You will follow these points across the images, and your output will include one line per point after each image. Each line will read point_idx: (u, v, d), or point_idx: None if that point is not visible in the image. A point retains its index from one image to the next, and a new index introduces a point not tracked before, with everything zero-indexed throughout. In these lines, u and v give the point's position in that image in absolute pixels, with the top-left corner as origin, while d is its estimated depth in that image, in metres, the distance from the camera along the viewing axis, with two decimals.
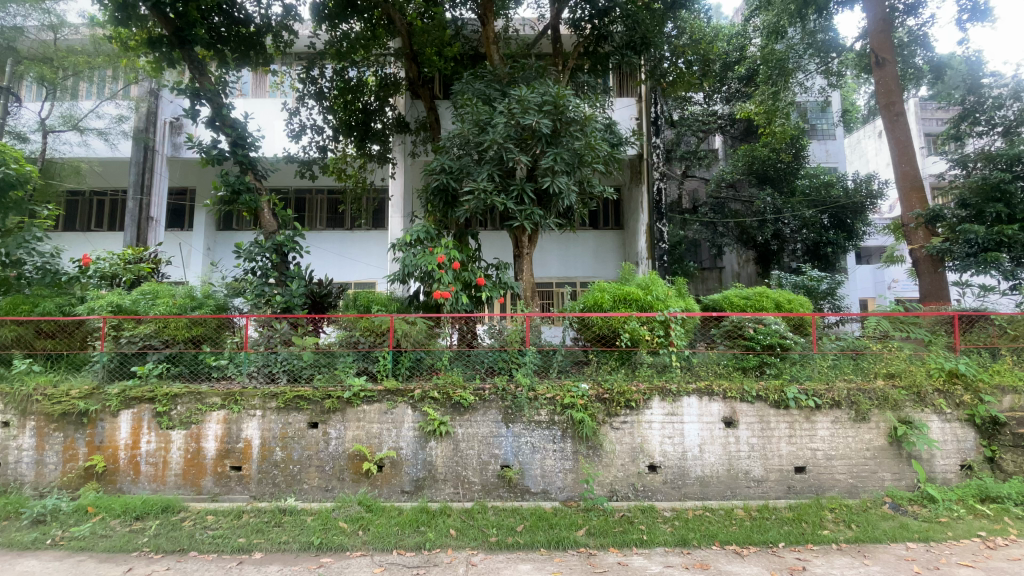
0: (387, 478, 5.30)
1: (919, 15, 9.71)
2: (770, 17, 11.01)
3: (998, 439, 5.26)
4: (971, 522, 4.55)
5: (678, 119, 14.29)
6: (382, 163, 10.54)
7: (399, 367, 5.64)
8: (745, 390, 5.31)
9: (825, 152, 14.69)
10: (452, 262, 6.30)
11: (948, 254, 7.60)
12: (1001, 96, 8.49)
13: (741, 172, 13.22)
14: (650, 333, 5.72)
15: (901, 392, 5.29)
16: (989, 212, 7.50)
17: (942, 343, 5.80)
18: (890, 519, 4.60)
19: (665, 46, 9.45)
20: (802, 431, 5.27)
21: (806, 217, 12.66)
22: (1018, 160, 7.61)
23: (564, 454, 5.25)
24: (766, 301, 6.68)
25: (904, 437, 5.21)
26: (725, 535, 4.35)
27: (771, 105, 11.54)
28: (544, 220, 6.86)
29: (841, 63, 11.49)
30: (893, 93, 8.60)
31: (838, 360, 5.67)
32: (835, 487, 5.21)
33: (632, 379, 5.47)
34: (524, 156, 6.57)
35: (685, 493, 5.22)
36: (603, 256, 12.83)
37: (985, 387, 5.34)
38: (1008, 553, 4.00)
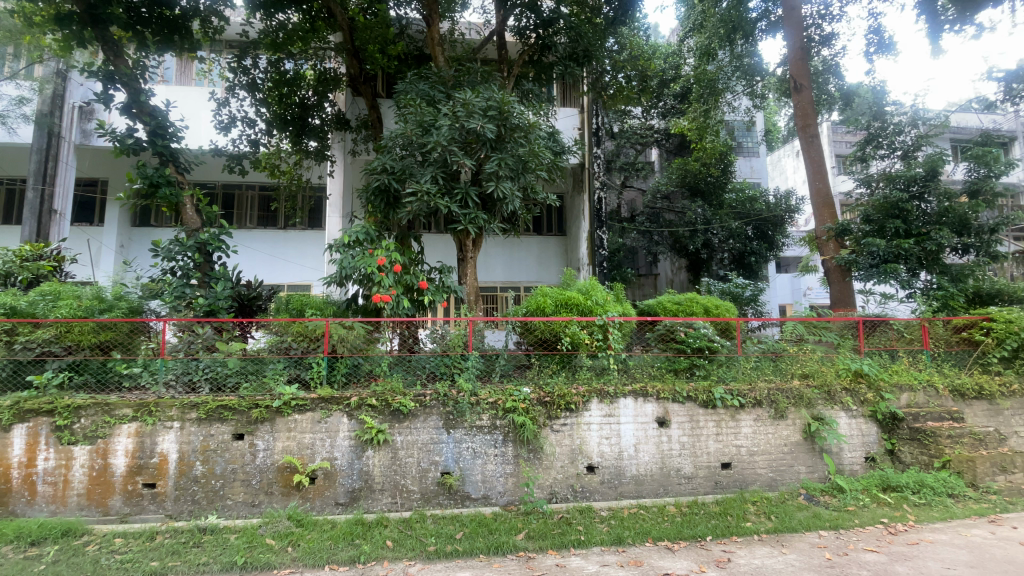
0: (319, 490, 5.04)
1: (830, 47, 10.77)
2: (703, 40, 11.94)
3: (897, 433, 5.83)
4: (874, 509, 4.97)
5: (618, 131, 14.82)
6: (320, 161, 10.12)
7: (335, 374, 5.39)
8: (676, 391, 5.56)
9: (749, 168, 15.78)
10: (392, 265, 6.13)
11: (854, 264, 8.45)
12: (902, 123, 9.56)
13: (675, 184, 14.01)
14: (589, 337, 5.87)
15: (813, 391, 5.77)
16: (889, 228, 8.35)
17: (849, 345, 6.40)
18: (804, 509, 4.97)
19: (607, 61, 9.88)
20: (728, 429, 5.59)
21: (732, 228, 13.56)
22: (913, 181, 8.57)
23: (505, 459, 5.24)
24: (696, 306, 7.07)
25: (817, 433, 5.68)
26: (658, 532, 4.50)
27: (702, 121, 12.38)
28: (488, 224, 6.83)
29: (765, 86, 12.47)
30: (809, 117, 9.44)
31: (759, 361, 6.09)
32: (756, 481, 5.58)
33: (572, 382, 5.56)
34: (469, 160, 6.56)
35: (621, 492, 5.38)
36: (546, 261, 13.04)
37: (885, 385, 5.96)
38: (907, 537, 4.37)
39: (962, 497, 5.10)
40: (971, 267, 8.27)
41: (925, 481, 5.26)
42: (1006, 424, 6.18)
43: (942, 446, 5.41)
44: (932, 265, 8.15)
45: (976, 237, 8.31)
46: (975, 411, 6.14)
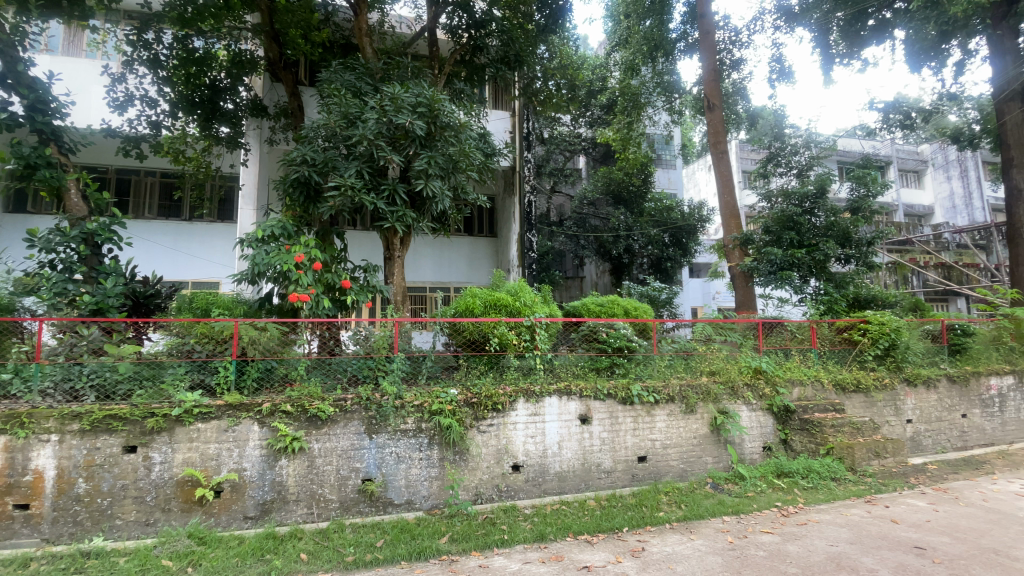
0: (225, 504, 4.65)
1: (739, 72, 11.72)
2: (628, 55, 12.59)
3: (790, 423, 6.46)
4: (770, 494, 5.44)
5: (548, 136, 15.08)
6: (233, 148, 9.40)
7: (245, 379, 5.01)
8: (598, 389, 5.76)
9: (667, 179, 16.74)
10: (312, 263, 5.81)
11: (755, 271, 9.30)
12: (798, 145, 10.63)
13: (600, 191, 14.60)
14: (517, 338, 5.94)
15: (719, 386, 6.22)
16: (785, 238, 9.28)
17: (750, 345, 6.97)
18: (711, 497, 5.35)
19: (537, 67, 10.13)
20: (644, 424, 5.89)
21: (650, 236, 14.35)
22: (806, 198, 9.58)
23: (430, 462, 5.14)
24: (617, 308, 7.40)
25: (722, 425, 6.13)
26: (578, 526, 4.63)
27: (624, 134, 12.99)
28: (417, 223, 6.67)
29: (681, 103, 13.41)
30: (719, 135, 10.22)
31: (673, 360, 6.50)
32: (669, 472, 5.92)
33: (499, 383, 5.58)
34: (397, 156, 6.39)
35: (545, 489, 5.48)
36: (477, 262, 13.03)
37: (780, 381, 6.58)
38: (797, 518, 4.83)
39: (843, 480, 5.71)
40: (851, 275, 9.34)
41: (812, 466, 5.86)
42: (878, 414, 7.02)
43: (826, 434, 6.06)
44: (821, 273, 9.12)
45: (856, 248, 9.37)
46: (854, 402, 6.92)
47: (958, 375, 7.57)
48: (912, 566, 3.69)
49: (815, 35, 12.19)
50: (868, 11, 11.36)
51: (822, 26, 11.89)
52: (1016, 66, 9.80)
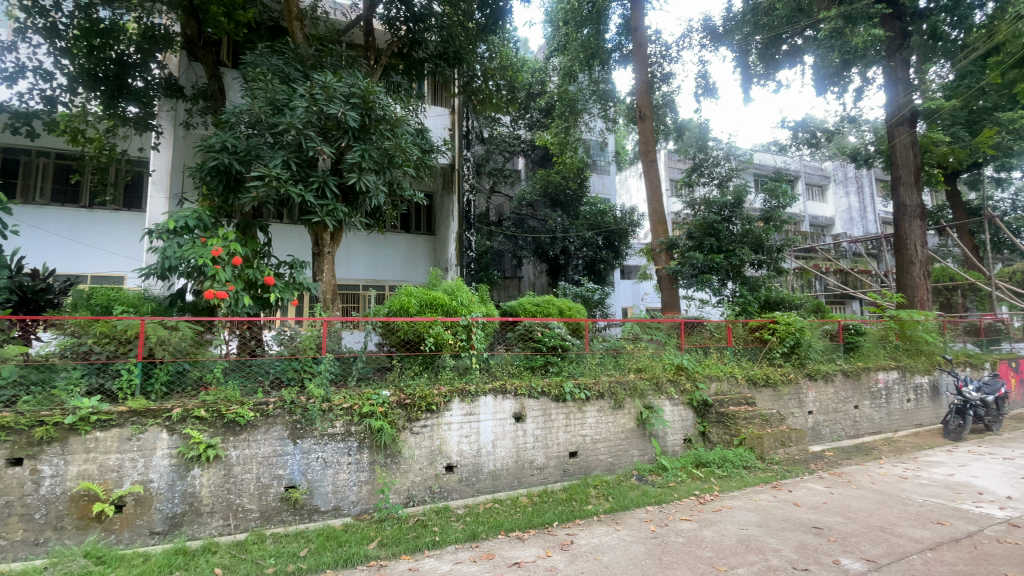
0: (129, 519, 4.24)
1: (669, 85, 12.35)
2: (566, 61, 12.93)
3: (708, 416, 6.90)
4: (689, 483, 5.78)
5: (487, 136, 15.13)
6: (142, 131, 8.54)
7: (153, 383, 4.62)
8: (532, 387, 5.84)
9: (602, 185, 17.31)
10: (231, 257, 5.43)
11: (679, 274, 9.88)
12: (719, 157, 11.45)
13: (538, 193, 14.83)
14: (453, 338, 5.89)
15: (644, 382, 6.53)
16: (706, 243, 9.92)
17: (673, 343, 7.37)
18: (636, 489, 5.60)
19: (477, 66, 10.09)
20: (575, 420, 6.04)
21: (586, 238, 14.75)
22: (724, 207, 10.28)
23: (360, 466, 4.97)
24: (552, 308, 7.54)
25: (647, 420, 6.43)
26: (510, 524, 4.67)
27: (562, 138, 13.53)
28: (349, 217, 6.42)
29: (615, 112, 13.96)
30: (650, 144, 10.74)
31: (603, 357, 6.73)
32: (598, 466, 6.12)
33: (434, 383, 5.51)
34: (328, 147, 6.13)
35: (478, 489, 5.47)
36: (413, 260, 12.79)
37: (699, 376, 7.01)
38: (713, 504, 5.17)
39: (753, 467, 6.19)
40: (763, 279, 10.14)
41: (727, 456, 6.30)
42: (785, 406, 7.67)
43: (739, 426, 6.56)
44: (736, 277, 9.86)
45: (768, 255, 10.14)
46: (764, 396, 7.51)
47: (851, 370, 8.43)
48: (810, 544, 4.05)
49: (736, 56, 13.13)
50: (782, 37, 12.35)
51: (742, 47, 12.84)
52: (906, 93, 11.11)
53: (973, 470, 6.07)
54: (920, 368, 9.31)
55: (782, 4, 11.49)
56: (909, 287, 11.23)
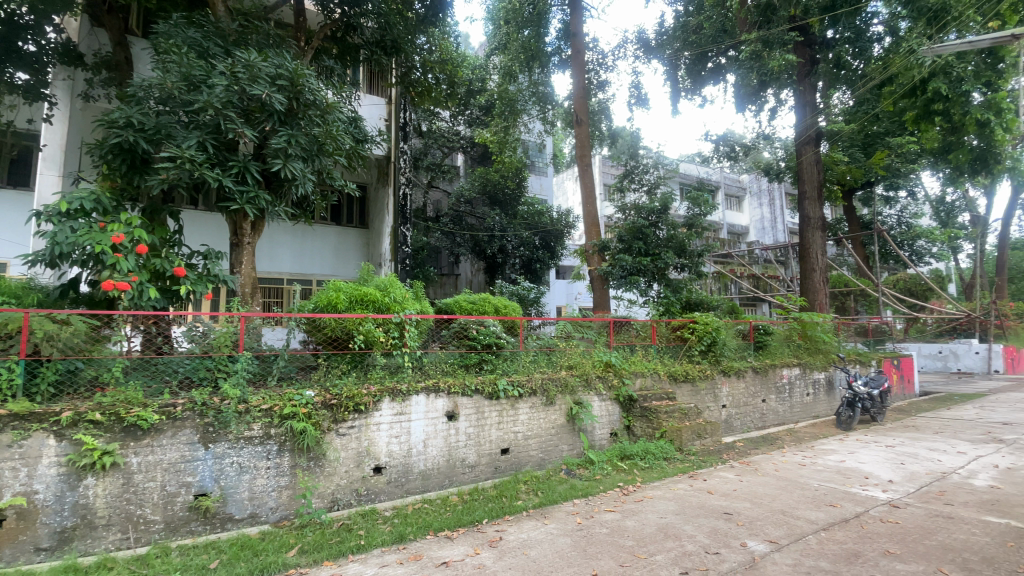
0: (6, 537, 3.74)
1: (605, 92, 12.76)
2: (506, 60, 13.02)
3: (632, 411, 7.22)
4: (614, 476, 6.02)
5: (425, 130, 14.85)
6: (33, 101, 7.51)
7: (38, 383, 4.11)
8: (466, 385, 5.81)
9: (539, 186, 17.52)
10: (135, 245, 4.94)
11: (610, 275, 10.28)
12: (648, 165, 12.08)
13: (476, 191, 14.75)
14: (385, 335, 5.66)
15: (575, 379, 6.71)
16: (634, 246, 10.38)
17: (603, 341, 7.67)
18: (564, 482, 5.75)
19: (415, 57, 9.82)
20: (508, 417, 6.08)
21: (523, 237, 14.86)
22: (652, 213, 10.79)
23: (280, 471, 4.69)
24: (488, 306, 7.50)
25: (576, 415, 6.62)
26: (439, 524, 4.61)
27: (502, 137, 13.59)
28: (272, 206, 6.04)
29: (554, 115, 14.24)
30: (585, 148, 11.04)
31: (537, 355, 6.85)
32: (529, 462, 6.22)
33: (363, 382, 5.32)
34: (250, 130, 5.74)
35: (408, 489, 5.36)
36: (343, 254, 12.30)
37: (626, 373, 7.33)
38: (636, 495, 5.41)
39: (673, 458, 6.56)
40: (685, 282, 10.75)
41: (649, 448, 6.63)
42: (702, 400, 8.19)
43: (660, 419, 6.94)
44: (661, 279, 10.42)
45: (690, 258, 10.72)
46: (683, 391, 7.97)
47: (760, 367, 9.16)
48: (721, 529, 4.35)
49: (667, 70, 13.83)
50: (708, 55, 13.18)
51: (673, 62, 13.57)
52: (812, 116, 12.22)
53: (860, 456, 6.80)
54: (818, 365, 10.31)
55: (708, 24, 12.48)
56: (811, 292, 12.37)
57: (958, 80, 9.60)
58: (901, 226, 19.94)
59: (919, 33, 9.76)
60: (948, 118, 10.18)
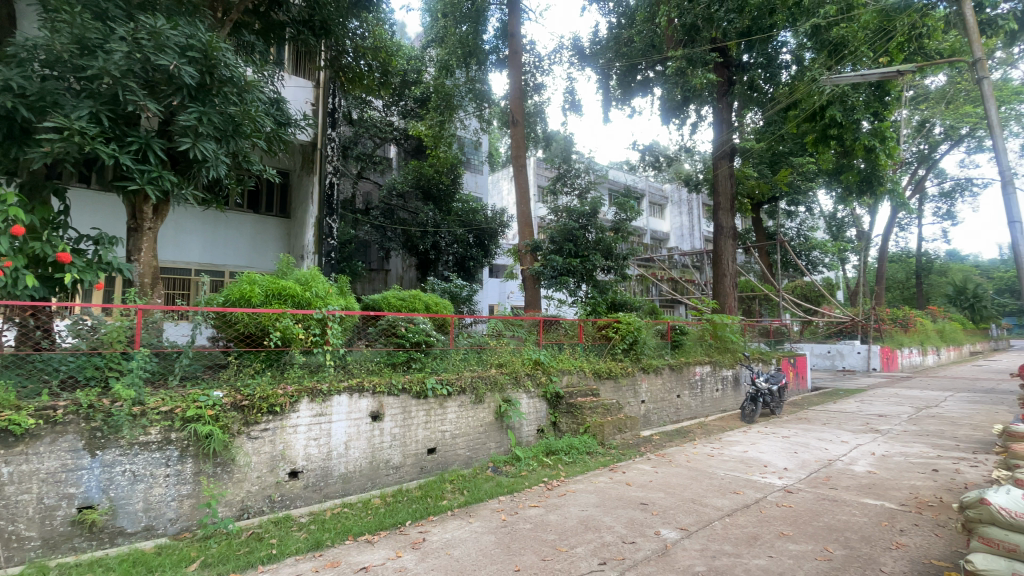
0: None
1: (541, 95, 12.96)
2: (442, 54, 12.81)
3: (558, 408, 7.40)
4: (539, 471, 6.13)
5: (356, 118, 14.33)
6: None
7: None
8: (392, 384, 5.64)
9: (474, 183, 17.50)
10: (10, 226, 4.29)
11: (541, 275, 10.48)
12: (580, 170, 12.45)
13: (410, 184, 14.38)
14: (304, 332, 5.37)
15: (504, 377, 6.76)
16: (565, 247, 10.65)
17: (532, 339, 7.80)
18: (490, 480, 5.77)
19: (347, 42, 9.39)
20: (436, 416, 5.99)
21: (457, 235, 14.68)
22: (582, 215, 11.13)
23: (181, 478, 4.28)
24: (418, 303, 7.31)
25: (505, 413, 6.66)
26: (359, 527, 4.45)
27: (437, 131, 13.28)
28: (179, 188, 5.53)
29: (490, 113, 14.24)
30: (521, 149, 11.14)
31: (467, 353, 6.82)
32: (456, 461, 6.16)
33: (279, 382, 4.99)
34: (154, 104, 5.21)
35: (326, 494, 5.11)
36: (261, 245, 11.54)
37: (553, 370, 7.50)
38: (560, 489, 5.55)
39: (595, 453, 6.83)
40: (611, 283, 11.19)
41: (573, 443, 6.83)
42: (623, 396, 8.57)
43: (585, 415, 7.19)
44: (589, 280, 10.78)
45: (616, 261, 11.22)
46: (607, 387, 8.29)
47: (676, 364, 9.74)
48: (638, 519, 4.57)
49: (599, 78, 14.32)
50: (637, 67, 13.81)
51: (605, 71, 14.07)
52: (727, 133, 13.18)
53: (761, 447, 7.44)
54: (727, 363, 11.15)
55: (638, 38, 13.10)
56: (722, 296, 13.34)
57: (851, 109, 10.74)
58: (801, 238, 22.04)
59: (821, 64, 10.84)
60: (842, 143, 11.36)
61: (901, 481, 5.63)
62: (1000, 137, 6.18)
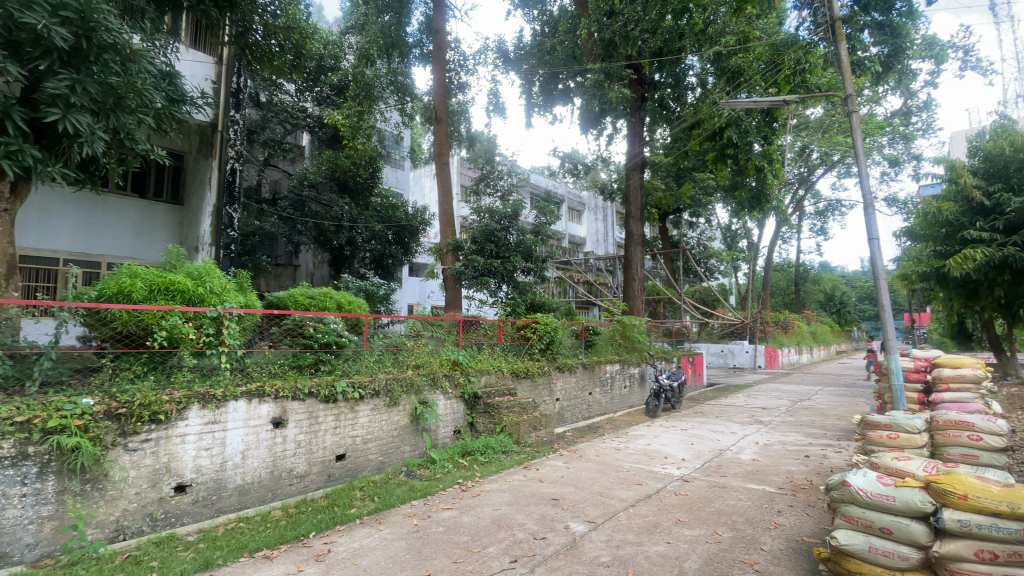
0: None
1: (465, 95, 12.93)
2: (363, 42, 12.32)
3: (476, 408, 7.41)
4: (454, 473, 6.09)
5: (264, 101, 13.39)
6: None
7: None
8: (297, 388, 5.29)
9: (395, 178, 17.00)
10: None
11: (462, 275, 10.47)
12: (503, 172, 12.54)
13: (324, 176, 13.62)
14: (196, 332, 4.91)
15: (421, 379, 6.64)
16: (486, 248, 10.73)
17: (452, 340, 7.71)
18: (403, 485, 5.63)
19: (255, 18, 8.79)
20: (345, 421, 5.72)
21: (375, 231, 14.15)
22: (503, 217, 11.22)
23: (39, 499, 3.70)
24: (329, 301, 6.93)
25: (421, 415, 6.55)
26: (256, 543, 4.13)
27: (354, 122, 12.55)
28: (44, 166, 4.82)
29: (412, 108, 13.94)
30: (444, 147, 11.00)
31: (382, 355, 6.59)
32: (367, 467, 5.93)
33: (164, 388, 4.49)
34: (15, 67, 4.49)
35: (219, 508, 4.68)
36: (148, 234, 10.36)
37: (472, 370, 7.50)
38: (473, 490, 5.54)
39: (510, 451, 6.93)
40: (530, 285, 11.41)
41: (489, 443, 6.88)
42: (539, 395, 8.79)
43: (501, 415, 7.28)
44: (509, 281, 10.93)
45: (536, 263, 11.44)
46: (524, 387, 8.45)
47: (588, 364, 10.16)
48: (548, 515, 4.69)
49: (523, 83, 14.60)
50: (559, 76, 14.19)
51: (528, 77, 14.37)
52: (639, 146, 13.98)
53: (663, 439, 7.99)
54: (634, 362, 11.84)
55: (560, 47, 13.56)
56: (632, 298, 14.14)
57: (745, 132, 11.91)
58: (700, 247, 24.02)
59: (721, 88, 11.79)
60: (737, 162, 12.49)
61: (779, 467, 6.32)
62: (864, 164, 7.13)
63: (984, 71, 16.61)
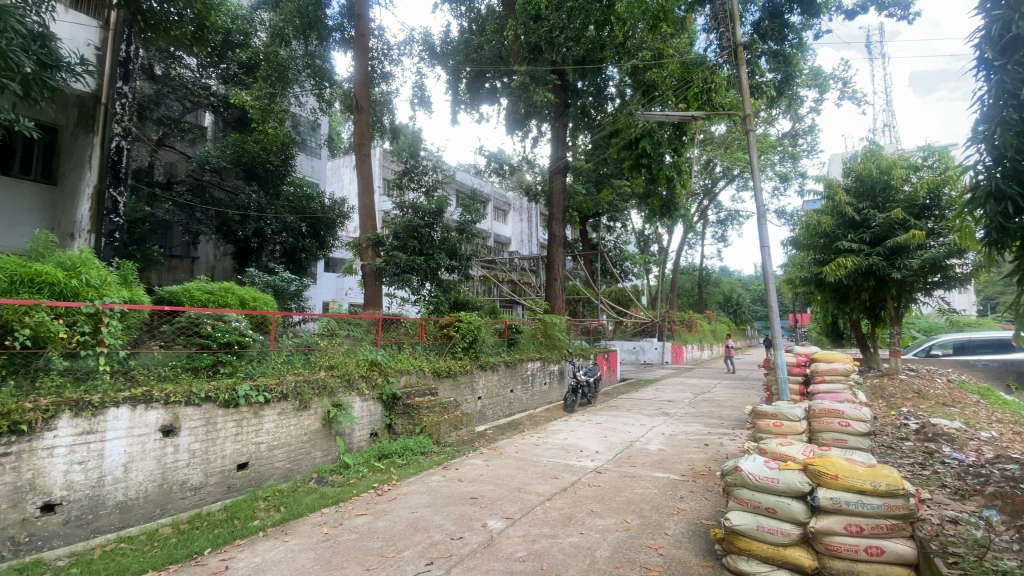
0: None
1: (388, 85, 12.57)
2: (276, 20, 11.49)
3: (395, 409, 7.21)
4: (369, 477, 5.89)
5: (159, 74, 12.11)
6: None
7: None
8: (192, 393, 4.81)
9: (310, 167, 16.11)
10: None
11: (383, 271, 10.26)
12: (428, 167, 12.32)
13: (228, 160, 12.52)
14: (69, 330, 4.29)
15: (335, 380, 6.35)
16: (409, 245, 10.50)
17: (370, 339, 7.44)
18: (313, 492, 5.34)
19: None
20: (248, 427, 5.30)
21: (286, 222, 13.21)
22: (427, 214, 11.01)
23: None
24: (231, 298, 6.39)
25: (334, 418, 6.25)
26: (140, 565, 3.71)
27: (265, 104, 11.60)
28: None
29: (331, 94, 13.42)
30: (364, 138, 10.55)
31: (291, 355, 6.19)
32: (272, 476, 5.55)
33: (27, 395, 3.91)
34: None
35: (95, 529, 4.15)
36: (8, 218, 9.00)
37: (391, 371, 7.29)
38: (389, 494, 5.38)
39: (429, 452, 6.83)
40: (454, 283, 11.32)
41: (407, 445, 6.74)
42: (461, 394, 8.75)
43: (421, 415, 7.15)
44: (432, 279, 10.80)
45: (460, 261, 11.34)
46: (445, 386, 8.37)
47: (510, 362, 10.27)
48: (466, 514, 4.68)
49: (449, 79, 14.45)
50: (485, 75, 14.22)
51: (454, 73, 14.25)
52: (561, 150, 14.39)
53: (579, 434, 8.29)
54: (554, 359, 12.17)
55: (488, 46, 13.60)
56: (553, 298, 14.49)
57: (658, 143, 12.74)
58: (617, 249, 25.25)
59: (637, 100, 12.41)
60: (651, 171, 13.27)
61: (682, 456, 6.80)
62: (758, 178, 7.83)
63: (857, 102, 18.91)
